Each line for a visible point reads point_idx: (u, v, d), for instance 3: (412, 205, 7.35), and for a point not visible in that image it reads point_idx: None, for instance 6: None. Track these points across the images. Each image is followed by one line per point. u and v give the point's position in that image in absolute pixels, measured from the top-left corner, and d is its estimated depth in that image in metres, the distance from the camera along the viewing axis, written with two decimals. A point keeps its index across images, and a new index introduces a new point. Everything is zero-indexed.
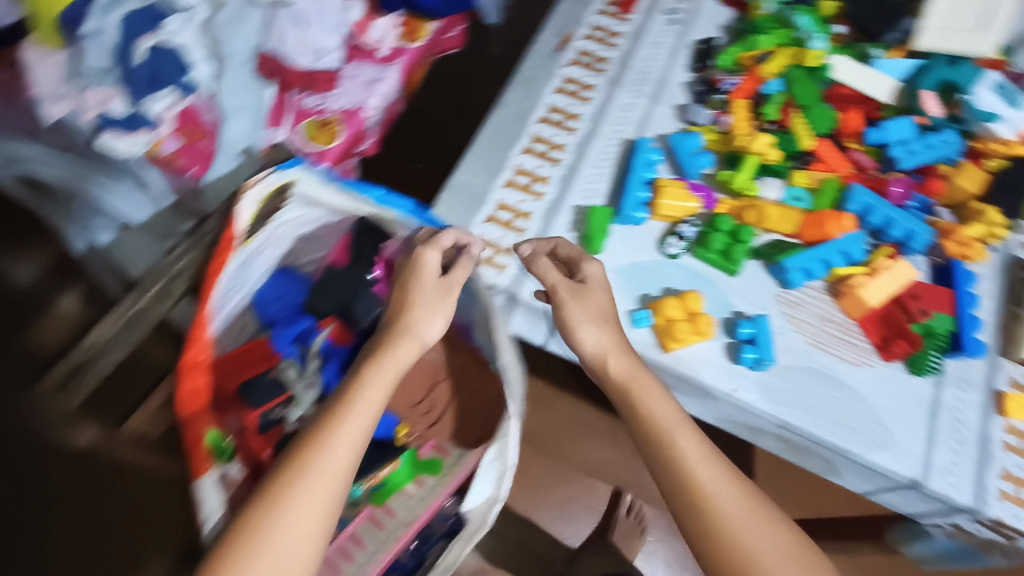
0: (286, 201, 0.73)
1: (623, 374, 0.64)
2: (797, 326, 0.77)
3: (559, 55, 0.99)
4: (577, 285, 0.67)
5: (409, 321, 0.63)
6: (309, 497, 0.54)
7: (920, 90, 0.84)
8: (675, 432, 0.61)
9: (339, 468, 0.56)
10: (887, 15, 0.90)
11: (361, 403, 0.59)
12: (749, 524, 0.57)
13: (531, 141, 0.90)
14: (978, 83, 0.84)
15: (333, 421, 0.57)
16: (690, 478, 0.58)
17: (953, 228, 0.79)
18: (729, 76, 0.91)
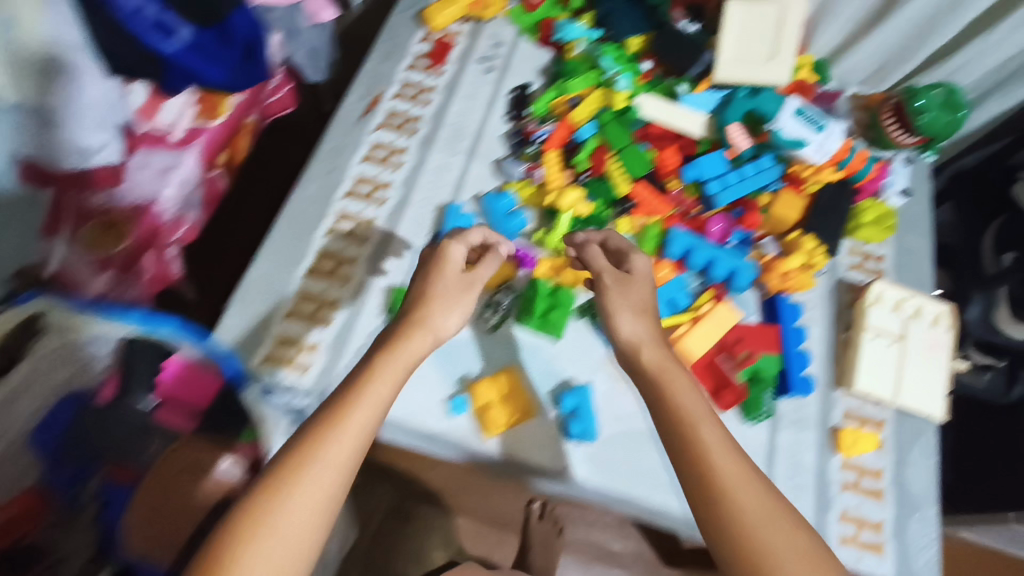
0: (41, 332, 0.63)
1: (655, 365, 0.57)
2: (627, 385, 0.72)
3: (367, 119, 0.86)
4: (622, 273, 0.62)
5: (425, 308, 0.59)
6: (316, 485, 0.47)
7: (727, 122, 0.79)
8: (698, 425, 0.53)
9: (345, 450, 0.49)
10: (688, 49, 0.81)
11: (374, 389, 0.53)
12: (765, 513, 0.50)
13: (336, 220, 0.79)
14: (780, 111, 0.79)
15: (335, 413, 0.51)
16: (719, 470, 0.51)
17: (774, 262, 0.78)
18: (543, 124, 0.83)
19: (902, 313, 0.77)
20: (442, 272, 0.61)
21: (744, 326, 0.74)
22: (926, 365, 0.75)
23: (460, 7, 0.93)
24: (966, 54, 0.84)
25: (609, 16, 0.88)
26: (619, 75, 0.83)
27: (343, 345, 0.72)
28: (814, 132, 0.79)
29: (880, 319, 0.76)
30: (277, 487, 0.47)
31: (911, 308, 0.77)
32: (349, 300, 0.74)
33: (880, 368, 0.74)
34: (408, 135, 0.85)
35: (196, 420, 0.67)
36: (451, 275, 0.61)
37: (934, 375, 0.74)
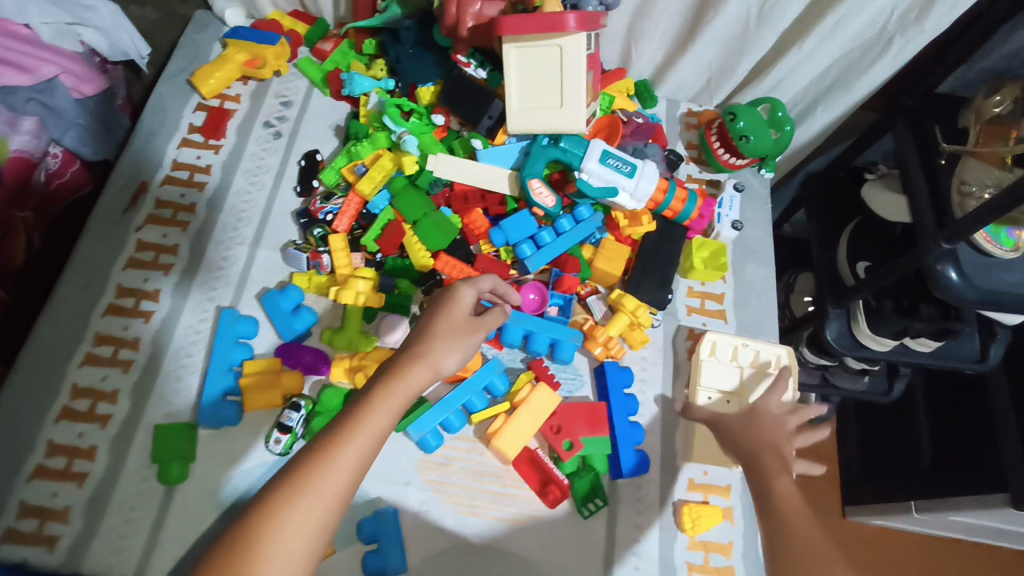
0: None
1: (749, 448, 0.54)
2: (443, 495, 0.63)
3: (132, 213, 0.75)
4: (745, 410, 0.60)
5: (432, 343, 0.52)
6: (305, 515, 0.41)
7: (528, 177, 0.71)
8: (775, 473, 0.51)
9: (341, 481, 0.43)
10: (473, 97, 0.73)
11: (378, 412, 0.46)
12: (809, 522, 0.47)
13: (93, 345, 0.67)
14: (586, 156, 0.70)
15: (343, 430, 0.45)
16: (779, 492, 0.49)
17: (596, 328, 0.70)
18: (329, 200, 0.73)
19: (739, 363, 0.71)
20: (449, 313, 0.55)
21: (567, 405, 0.68)
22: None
23: (232, 69, 0.82)
24: (786, 65, 0.78)
25: (399, 62, 0.78)
26: (406, 134, 0.74)
27: (102, 504, 0.60)
28: (625, 176, 0.70)
29: (716, 373, 0.70)
30: (265, 518, 0.40)
31: (747, 357, 0.71)
32: (108, 445, 0.63)
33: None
34: (180, 230, 0.74)
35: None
36: (454, 313, 0.55)
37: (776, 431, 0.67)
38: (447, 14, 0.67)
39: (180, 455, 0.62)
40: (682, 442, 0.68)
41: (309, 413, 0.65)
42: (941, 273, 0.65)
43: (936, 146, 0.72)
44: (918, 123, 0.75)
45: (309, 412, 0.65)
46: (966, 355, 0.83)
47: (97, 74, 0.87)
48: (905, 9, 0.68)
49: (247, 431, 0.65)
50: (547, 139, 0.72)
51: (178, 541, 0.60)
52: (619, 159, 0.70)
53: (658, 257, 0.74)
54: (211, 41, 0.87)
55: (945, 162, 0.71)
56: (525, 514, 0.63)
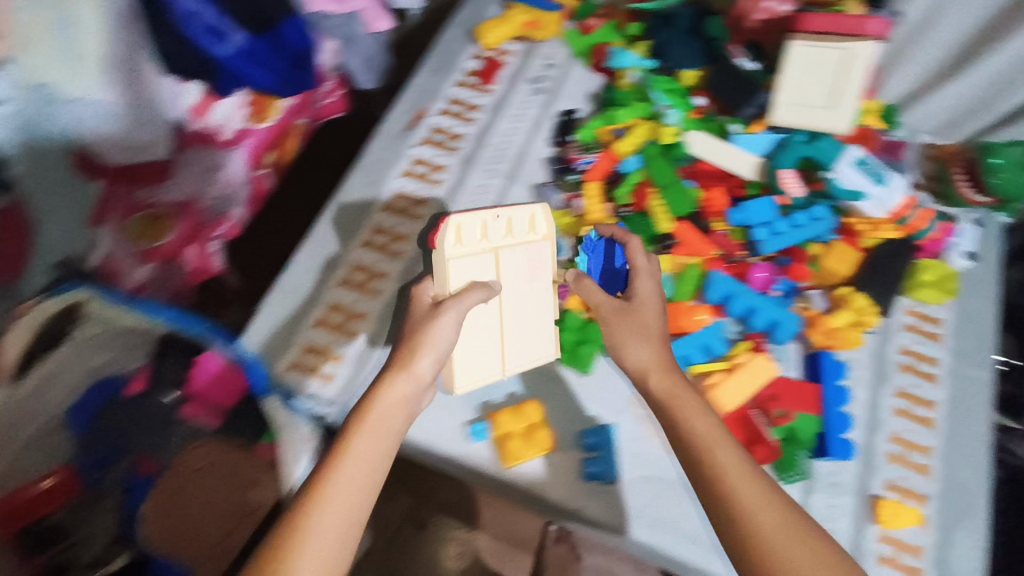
0: (76, 331, 0.65)
1: (663, 391, 0.58)
2: (654, 431, 0.71)
3: (410, 133, 0.85)
4: (622, 303, 0.64)
5: (410, 352, 0.56)
6: (330, 536, 0.46)
7: (780, 167, 0.75)
8: (713, 446, 0.52)
9: (346, 501, 0.48)
10: (745, 84, 0.77)
11: (361, 437, 0.51)
12: (711, 425, 0.54)
13: (371, 232, 0.79)
14: (839, 158, 0.74)
15: (330, 464, 0.50)
16: (720, 458, 0.51)
17: (820, 317, 0.73)
18: (586, 154, 0.81)
19: (488, 242, 0.63)
20: (418, 317, 0.59)
21: (785, 380, 0.70)
22: (537, 293, 0.66)
23: (513, 27, 0.93)
24: None
25: (665, 45, 0.86)
26: (669, 108, 0.80)
27: (368, 357, 0.72)
28: (872, 185, 0.73)
29: (462, 264, 0.61)
30: (284, 546, 0.45)
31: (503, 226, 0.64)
32: (377, 314, 0.74)
33: (481, 348, 0.64)
34: (449, 154, 0.85)
35: (224, 418, 0.66)
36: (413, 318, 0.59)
37: (545, 303, 0.67)
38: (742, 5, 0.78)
39: None
40: (884, 443, 0.71)
41: None
42: None
43: None
44: None
45: None
46: None
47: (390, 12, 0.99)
48: None
49: None
50: (802, 135, 0.76)
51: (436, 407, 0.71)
52: (871, 169, 0.74)
53: (889, 268, 0.74)
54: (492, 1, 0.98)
55: None
56: None
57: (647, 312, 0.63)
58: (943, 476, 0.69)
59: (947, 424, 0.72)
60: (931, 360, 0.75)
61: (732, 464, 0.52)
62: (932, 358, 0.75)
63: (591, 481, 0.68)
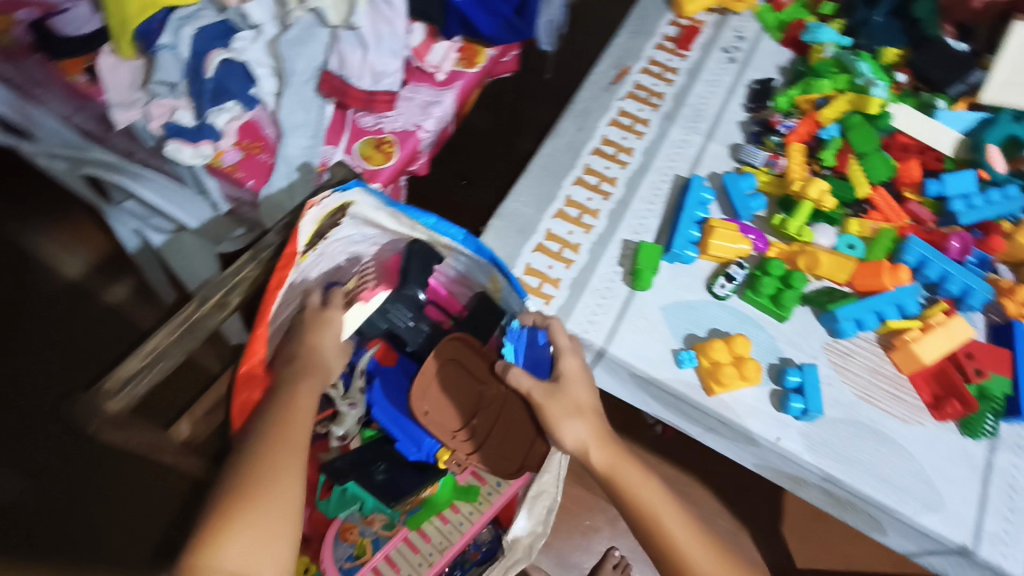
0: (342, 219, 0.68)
1: (603, 463, 0.62)
2: (846, 378, 0.74)
3: (616, 87, 0.92)
4: (551, 384, 0.64)
5: (314, 349, 0.66)
6: (274, 491, 0.55)
7: (987, 142, 0.79)
8: (660, 515, 0.60)
9: (291, 464, 0.57)
10: (956, 65, 0.82)
11: (301, 403, 0.62)
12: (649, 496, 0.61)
13: (583, 172, 0.85)
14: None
15: (257, 473, 0.56)
16: (669, 530, 0.59)
17: (1014, 287, 0.76)
18: (787, 119, 0.86)
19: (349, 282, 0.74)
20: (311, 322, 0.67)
21: (977, 342, 0.73)
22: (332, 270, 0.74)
23: None
24: None
25: (867, 25, 0.90)
26: (876, 82, 0.85)
27: (585, 284, 0.77)
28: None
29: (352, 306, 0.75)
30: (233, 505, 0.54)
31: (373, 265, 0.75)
32: (588, 246, 0.80)
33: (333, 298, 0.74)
34: (652, 110, 0.90)
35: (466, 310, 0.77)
36: (307, 319, 0.68)
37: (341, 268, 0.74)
38: None
39: (649, 266, 0.77)
40: None
41: (750, 274, 0.78)
42: None
43: None
44: None
45: (751, 274, 0.78)
46: None
47: None
48: None
49: (697, 273, 0.79)
50: (1010, 113, 0.79)
51: (644, 331, 0.75)
52: None
53: None
54: None
55: None
56: (917, 415, 0.73)
57: (575, 387, 0.64)
58: None
59: None
60: None
61: (677, 525, 0.60)
62: None
63: (795, 416, 0.71)
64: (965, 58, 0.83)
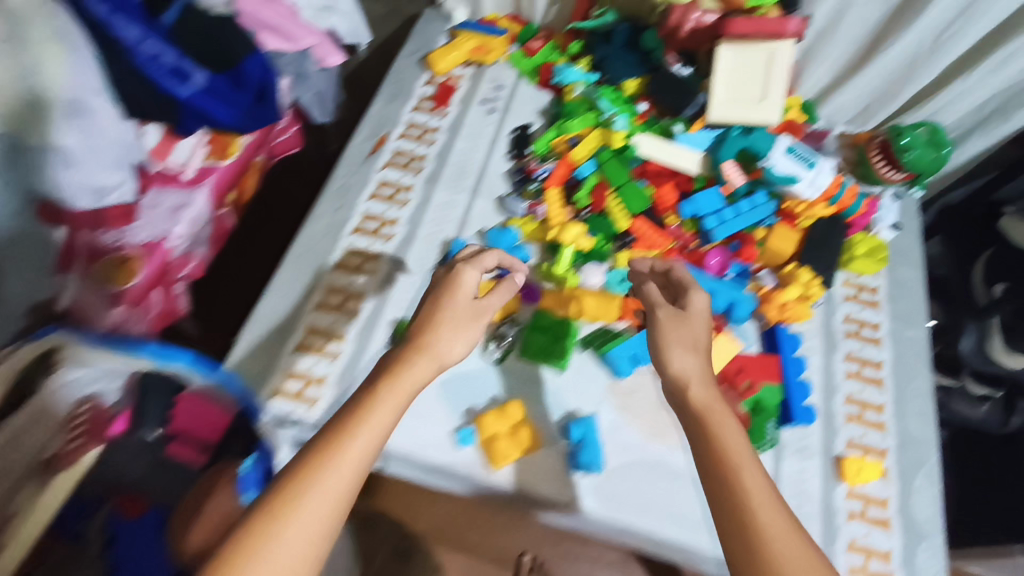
0: (47, 368, 0.59)
1: (702, 402, 0.54)
2: (630, 418, 0.73)
3: (374, 158, 0.89)
4: (677, 309, 0.60)
5: (428, 330, 0.56)
6: (338, 480, 0.46)
7: (721, 160, 0.82)
8: (741, 469, 0.49)
9: (361, 456, 0.47)
10: (681, 90, 0.84)
11: (386, 393, 0.51)
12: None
13: (344, 255, 0.81)
14: (772, 148, 0.81)
15: (339, 438, 0.47)
16: (751, 488, 0.48)
17: (770, 294, 0.79)
18: (544, 163, 0.86)
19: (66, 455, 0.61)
20: (441, 280, 0.60)
21: (744, 357, 0.76)
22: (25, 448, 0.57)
23: (463, 53, 0.97)
24: (949, 95, 0.88)
25: (606, 59, 0.92)
26: (616, 116, 0.86)
27: (354, 375, 0.73)
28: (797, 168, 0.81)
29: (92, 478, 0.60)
30: (298, 484, 0.45)
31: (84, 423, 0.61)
32: (355, 334, 0.76)
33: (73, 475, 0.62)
34: (413, 175, 0.87)
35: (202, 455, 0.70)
36: (439, 277, 0.60)
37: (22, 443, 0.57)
38: (670, 20, 0.81)
39: None
40: (840, 405, 0.77)
41: (524, 330, 0.76)
42: None
43: None
44: None
45: (524, 329, 0.76)
46: None
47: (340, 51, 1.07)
48: None
49: None
50: (734, 131, 0.83)
51: (417, 416, 0.71)
52: (801, 155, 0.82)
53: (826, 246, 0.81)
54: (439, 33, 1.03)
55: None
56: None
57: (699, 324, 0.59)
58: (895, 431, 0.76)
59: (893, 383, 0.79)
60: (873, 325, 0.83)
61: (756, 491, 0.48)
62: (873, 324, 0.83)
63: (579, 473, 0.69)
64: (691, 82, 0.85)
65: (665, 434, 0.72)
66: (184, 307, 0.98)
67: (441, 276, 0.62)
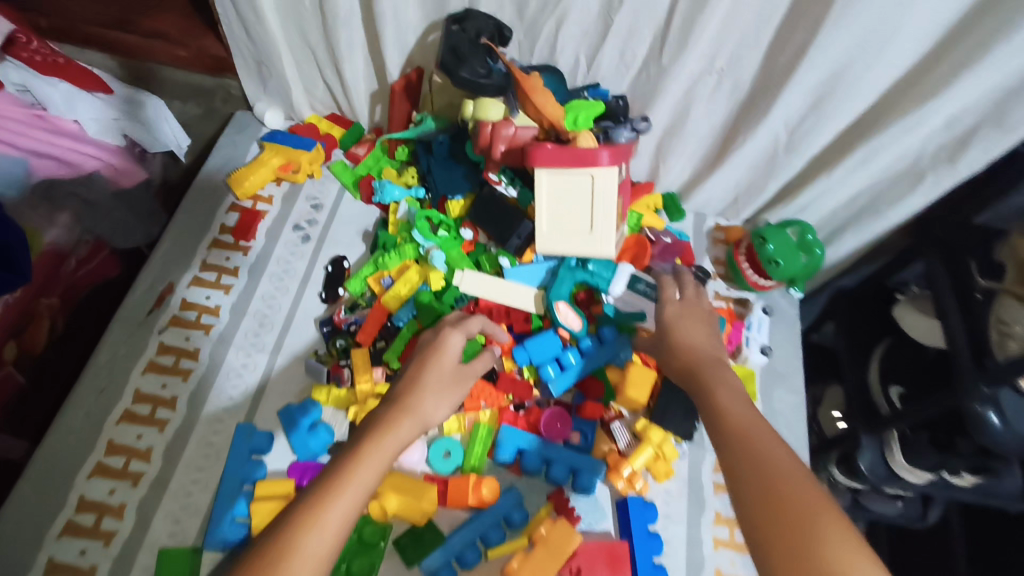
0: None
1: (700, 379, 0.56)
2: None
3: (156, 316, 0.75)
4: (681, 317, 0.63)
5: (414, 395, 0.55)
6: (327, 535, 0.44)
7: (556, 298, 0.70)
8: (729, 415, 0.51)
9: (348, 510, 0.46)
10: (502, 218, 0.74)
11: (370, 452, 0.50)
12: (794, 472, 0.45)
13: (104, 455, 0.66)
14: (613, 281, 0.71)
15: (326, 493, 0.46)
16: (738, 426, 0.50)
17: (619, 459, 0.67)
18: (353, 313, 0.74)
19: None
20: (426, 344, 0.61)
21: (588, 546, 0.63)
22: None
23: (268, 171, 0.84)
24: (813, 192, 0.79)
25: (430, 171, 0.80)
26: (434, 250, 0.75)
27: None
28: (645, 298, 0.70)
29: None
30: (284, 541, 0.43)
31: None
32: (108, 566, 0.61)
33: None
34: (202, 334, 0.74)
35: None
36: (424, 343, 0.61)
37: None
38: (481, 136, 0.68)
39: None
40: None
41: None
42: (982, 416, 0.66)
43: (971, 281, 0.73)
44: (952, 257, 0.77)
45: None
46: (1010, 492, 0.78)
47: (138, 168, 0.92)
48: (936, 150, 0.69)
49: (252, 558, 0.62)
50: (568, 263, 0.72)
51: None
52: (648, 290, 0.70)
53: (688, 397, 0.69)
54: (249, 142, 0.89)
55: (982, 296, 0.72)
56: None
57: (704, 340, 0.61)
58: None
59: None
60: None
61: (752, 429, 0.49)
62: None
63: None
64: (512, 207, 0.73)
65: None
66: None
67: (424, 342, 0.61)
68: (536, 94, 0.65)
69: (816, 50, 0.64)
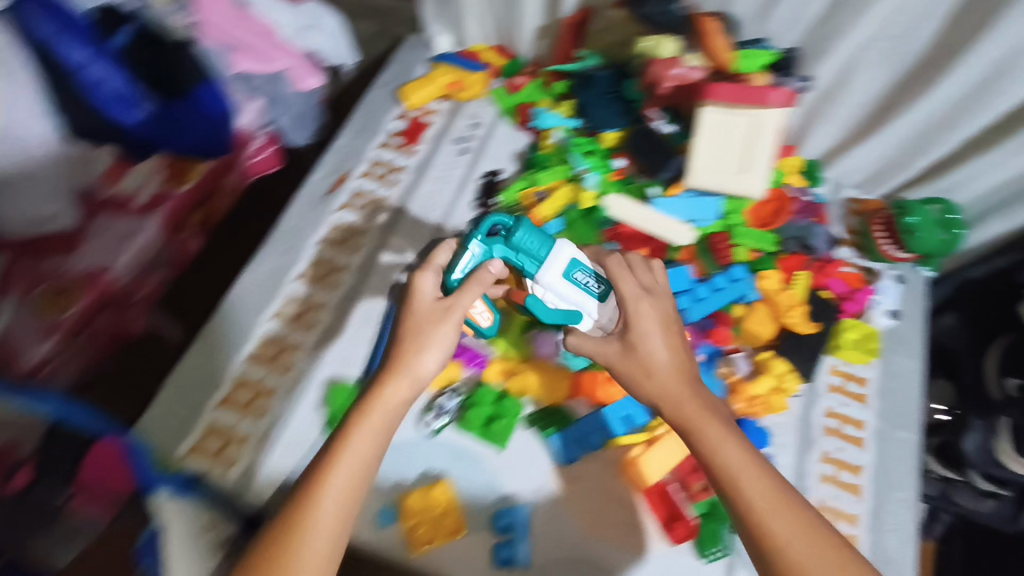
0: None
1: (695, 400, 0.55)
2: (570, 510, 0.66)
3: (331, 198, 0.84)
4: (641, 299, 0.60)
5: (416, 357, 0.58)
6: (328, 521, 0.50)
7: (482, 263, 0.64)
8: (718, 444, 0.52)
9: (345, 491, 0.51)
10: (659, 150, 0.79)
11: (361, 435, 0.53)
12: (778, 513, 0.49)
13: (284, 303, 0.76)
14: (543, 263, 0.64)
15: (313, 485, 0.51)
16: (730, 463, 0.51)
17: (739, 384, 0.72)
18: (507, 219, 0.80)
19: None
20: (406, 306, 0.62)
21: None
22: None
23: (438, 87, 0.92)
24: (965, 172, 0.80)
25: (587, 105, 0.84)
26: (587, 173, 0.82)
27: (272, 440, 0.67)
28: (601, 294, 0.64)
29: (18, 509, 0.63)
30: (287, 535, 0.49)
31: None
32: (285, 391, 0.71)
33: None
34: (369, 219, 0.82)
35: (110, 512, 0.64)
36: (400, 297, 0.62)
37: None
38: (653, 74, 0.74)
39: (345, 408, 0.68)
40: None
41: (463, 400, 0.71)
42: None
43: None
44: None
45: (464, 399, 0.71)
46: None
47: (316, 71, 0.99)
48: None
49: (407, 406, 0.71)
50: (478, 239, 0.65)
51: None
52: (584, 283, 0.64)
53: (809, 341, 0.74)
54: (420, 61, 0.97)
55: None
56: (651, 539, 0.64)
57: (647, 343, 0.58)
58: (871, 547, 0.67)
59: (875, 491, 0.70)
60: (856, 423, 0.74)
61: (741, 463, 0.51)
62: (858, 421, 0.74)
63: (503, 567, 0.63)
64: (668, 143, 0.79)
65: (602, 529, 0.65)
66: (138, 330, 0.93)
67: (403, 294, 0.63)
68: (713, 36, 0.72)
69: (1002, 24, 0.65)
